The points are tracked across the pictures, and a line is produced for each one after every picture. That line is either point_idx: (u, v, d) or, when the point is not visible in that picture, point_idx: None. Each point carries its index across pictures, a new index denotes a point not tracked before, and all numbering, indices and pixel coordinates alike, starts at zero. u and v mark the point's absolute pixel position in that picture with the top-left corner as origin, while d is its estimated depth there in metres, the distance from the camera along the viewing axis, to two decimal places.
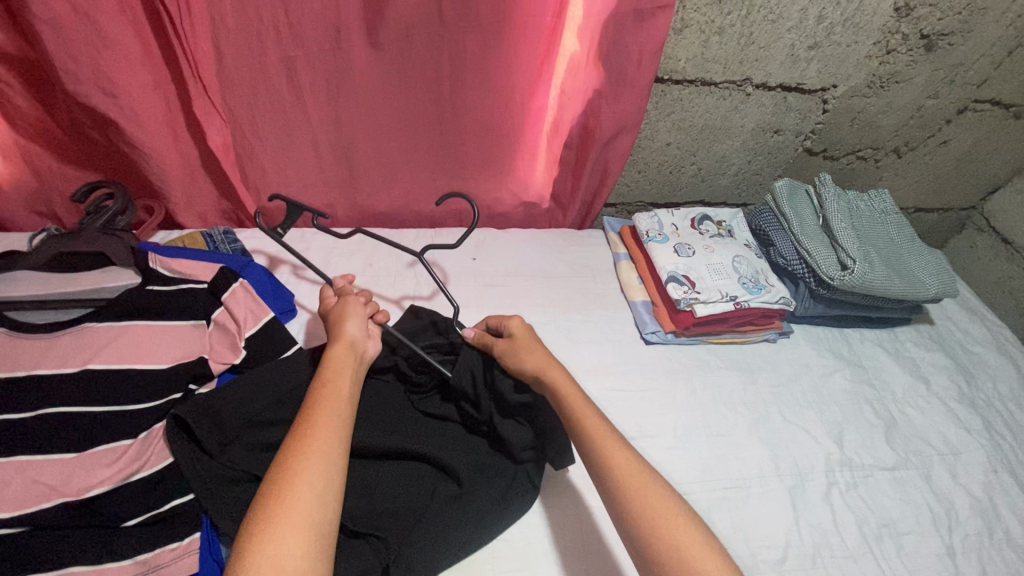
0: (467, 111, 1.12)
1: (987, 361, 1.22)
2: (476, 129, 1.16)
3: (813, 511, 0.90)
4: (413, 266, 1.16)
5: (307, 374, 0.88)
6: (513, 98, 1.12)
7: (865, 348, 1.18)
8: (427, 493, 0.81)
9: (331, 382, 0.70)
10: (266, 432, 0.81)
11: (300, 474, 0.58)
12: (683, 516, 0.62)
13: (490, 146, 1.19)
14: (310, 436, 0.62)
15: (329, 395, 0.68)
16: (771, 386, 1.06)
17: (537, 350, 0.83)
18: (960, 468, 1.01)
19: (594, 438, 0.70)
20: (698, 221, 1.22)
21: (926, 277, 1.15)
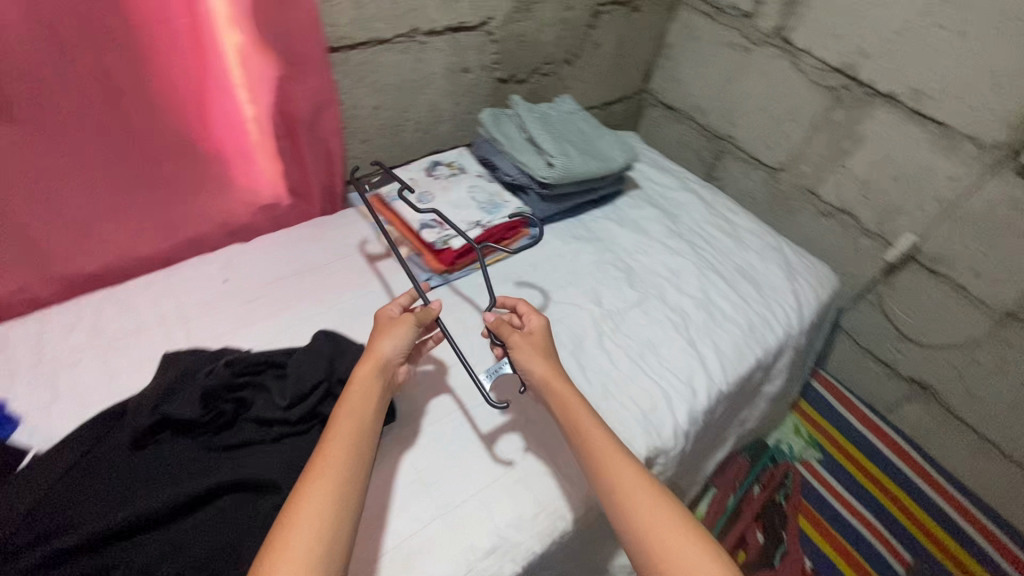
0: (149, 135, 1.02)
1: (681, 201, 1.57)
2: (167, 150, 1.06)
3: (594, 361, 1.09)
4: (160, 314, 1.06)
5: (54, 479, 0.77)
6: (194, 107, 1.05)
7: (598, 224, 1.43)
8: (250, 517, 0.77)
9: (338, 425, 0.76)
10: (21, 558, 0.69)
11: (298, 528, 0.64)
12: (683, 532, 0.71)
13: (194, 166, 1.10)
14: (312, 489, 0.68)
15: (337, 440, 0.74)
16: (537, 281, 1.24)
17: (549, 355, 0.92)
18: (681, 283, 1.31)
19: (603, 460, 0.79)
20: (431, 169, 1.32)
21: (615, 151, 1.42)
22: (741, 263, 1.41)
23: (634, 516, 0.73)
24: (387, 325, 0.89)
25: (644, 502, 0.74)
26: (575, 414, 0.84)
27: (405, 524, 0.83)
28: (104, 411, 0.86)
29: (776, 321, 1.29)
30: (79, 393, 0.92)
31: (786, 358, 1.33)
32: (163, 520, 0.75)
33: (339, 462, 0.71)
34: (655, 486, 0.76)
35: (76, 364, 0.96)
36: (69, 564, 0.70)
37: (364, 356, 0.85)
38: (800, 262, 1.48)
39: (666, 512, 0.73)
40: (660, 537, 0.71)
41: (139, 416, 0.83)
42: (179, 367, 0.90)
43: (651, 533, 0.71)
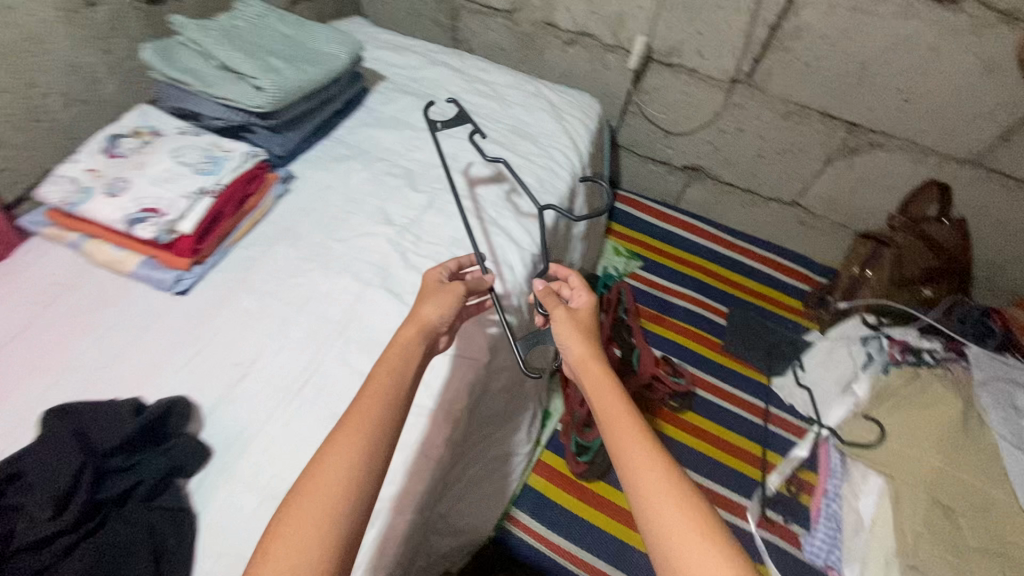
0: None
1: (432, 78, 1.46)
2: None
3: (406, 282, 1.03)
4: None
5: None
6: None
7: (355, 136, 1.28)
8: None
9: (352, 417, 0.66)
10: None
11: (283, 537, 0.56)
12: (702, 526, 0.62)
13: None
14: (320, 477, 0.60)
15: (349, 434, 0.64)
16: (315, 225, 1.10)
17: (591, 338, 0.89)
18: (463, 164, 1.24)
19: (626, 434, 0.73)
20: (111, 146, 1.01)
21: (331, 46, 1.21)
22: (511, 121, 1.38)
23: (659, 529, 0.63)
24: (433, 287, 0.85)
25: (670, 510, 0.63)
26: (607, 404, 0.78)
27: None
28: None
29: (559, 165, 1.31)
30: None
31: (581, 194, 1.38)
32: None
33: (346, 462, 0.62)
34: (688, 496, 0.65)
35: None
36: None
37: (406, 321, 0.81)
38: (560, 98, 1.48)
39: (696, 531, 0.62)
40: (686, 554, 0.60)
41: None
42: None
43: (679, 552, 0.61)
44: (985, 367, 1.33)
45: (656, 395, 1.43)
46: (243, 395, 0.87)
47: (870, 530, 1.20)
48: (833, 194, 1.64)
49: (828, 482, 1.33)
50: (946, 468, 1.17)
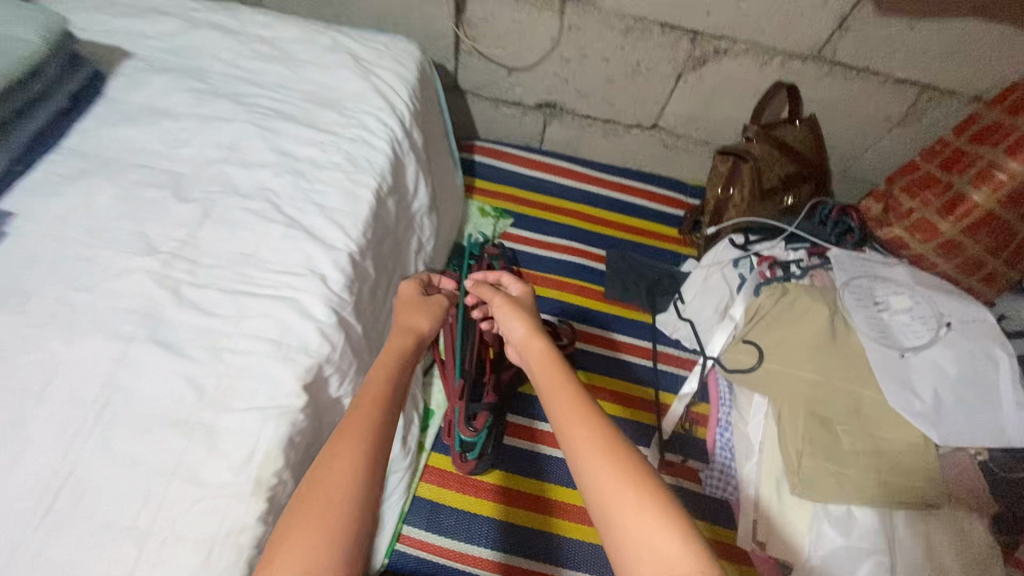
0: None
1: (195, 44, 1.15)
2: None
3: (184, 328, 0.82)
4: None
5: None
6: None
7: (95, 138, 0.99)
8: None
9: (337, 459, 0.61)
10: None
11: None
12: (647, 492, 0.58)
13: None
14: (329, 484, 0.58)
15: (330, 482, 0.59)
16: (45, 273, 0.83)
17: (532, 317, 0.91)
18: (246, 153, 1.01)
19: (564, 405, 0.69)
20: None
21: (14, 32, 0.90)
22: (308, 87, 1.13)
23: (589, 466, 0.61)
24: (411, 301, 0.93)
25: (597, 452, 0.62)
26: (545, 368, 0.78)
27: None
28: None
29: (374, 136, 1.10)
30: None
31: (411, 164, 1.17)
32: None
33: (340, 506, 0.57)
34: (618, 439, 0.64)
35: None
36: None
37: (393, 334, 0.86)
38: (367, 49, 1.23)
39: (621, 471, 0.60)
40: (611, 485, 0.59)
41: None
42: None
43: (605, 497, 0.58)
44: (847, 268, 1.34)
45: None
46: None
47: (759, 453, 1.21)
48: (690, 111, 1.54)
49: (719, 410, 1.32)
50: (818, 381, 1.18)
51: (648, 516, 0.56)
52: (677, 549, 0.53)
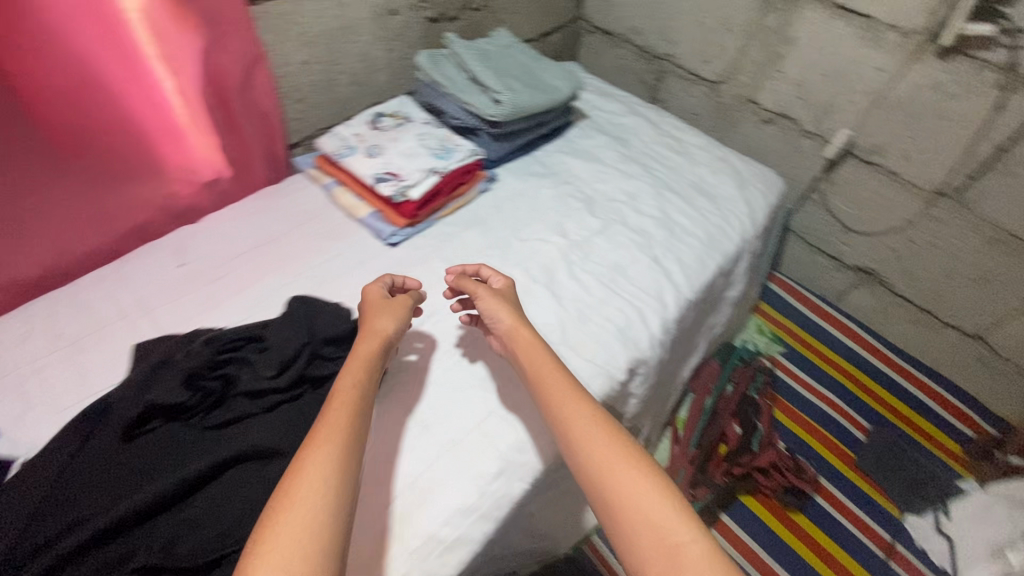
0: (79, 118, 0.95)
1: (629, 125, 1.58)
2: (102, 157, 1.01)
3: (567, 289, 1.12)
4: (99, 294, 0.99)
5: (50, 483, 0.76)
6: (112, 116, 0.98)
7: (553, 157, 1.44)
8: (259, 487, 0.79)
9: (321, 430, 0.72)
10: (39, 559, 0.69)
11: (276, 545, 0.60)
12: (653, 481, 0.73)
13: (136, 146, 1.04)
14: (315, 453, 0.69)
15: (322, 440, 0.71)
16: (502, 221, 1.25)
17: (516, 308, 0.97)
18: (640, 202, 1.33)
19: (568, 417, 0.82)
20: (375, 120, 1.26)
21: (557, 82, 1.38)
22: (694, 178, 1.45)
23: (598, 464, 0.75)
24: (375, 300, 0.93)
25: (609, 454, 0.76)
26: (542, 373, 0.87)
27: (417, 464, 0.86)
28: (97, 425, 0.83)
29: (732, 229, 1.35)
30: (53, 398, 0.86)
31: (744, 262, 1.39)
32: (164, 504, 0.76)
33: (325, 459, 0.68)
34: (616, 433, 0.79)
35: (38, 370, 0.89)
36: (87, 557, 0.71)
37: (360, 335, 0.88)
38: (746, 169, 1.52)
39: (622, 455, 0.76)
40: (620, 477, 0.74)
41: (122, 410, 0.81)
42: (157, 356, 0.88)
43: (617, 485, 0.73)
44: None
45: (772, 479, 1.38)
46: (415, 340, 1.02)
47: None
48: None
49: None
50: None
51: (653, 495, 0.72)
52: (678, 522, 0.69)
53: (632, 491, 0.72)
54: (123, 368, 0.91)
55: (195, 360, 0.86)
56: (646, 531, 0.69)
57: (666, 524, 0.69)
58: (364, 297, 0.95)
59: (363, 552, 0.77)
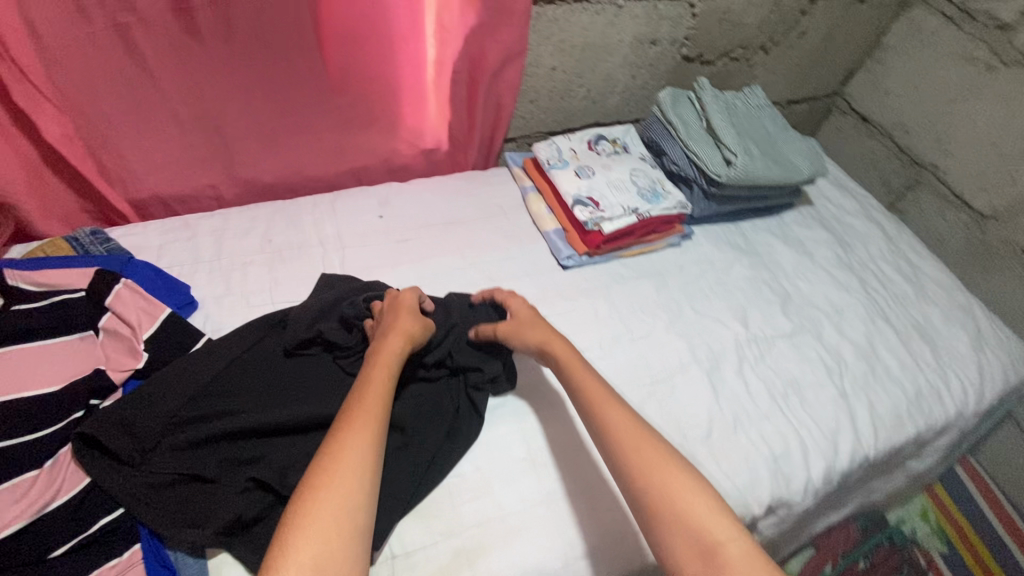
0: (355, 66, 1.06)
1: (859, 230, 1.37)
2: (356, 100, 1.12)
3: (728, 387, 1.00)
4: (308, 218, 1.10)
5: (221, 364, 0.85)
6: (378, 67, 1.08)
7: (759, 236, 1.29)
8: None
9: (353, 411, 0.70)
10: (190, 429, 0.78)
11: (306, 533, 0.58)
12: (691, 481, 0.67)
13: (384, 102, 1.13)
14: (349, 438, 0.66)
15: (352, 421, 0.68)
16: (681, 284, 1.15)
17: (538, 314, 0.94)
18: (844, 323, 1.14)
19: (595, 410, 0.76)
20: (594, 142, 1.23)
21: (799, 160, 1.24)
22: (919, 317, 1.21)
23: (624, 454, 0.70)
24: (407, 300, 0.89)
25: (642, 456, 0.70)
26: (573, 367, 0.83)
27: (514, 501, 0.82)
28: (270, 330, 0.92)
29: (948, 395, 1.10)
30: (245, 293, 0.97)
31: (947, 437, 1.13)
32: (294, 427, 0.81)
33: (354, 443, 0.66)
34: (640, 427, 0.73)
35: (243, 266, 1.01)
36: (223, 445, 0.78)
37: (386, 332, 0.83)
38: (991, 330, 1.23)
39: (645, 442, 0.71)
40: (650, 468, 0.68)
41: (296, 329, 0.89)
42: (336, 293, 0.95)
43: (652, 479, 0.67)
44: None
45: None
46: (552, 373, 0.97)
47: None
48: None
49: None
50: None
51: (686, 488, 0.66)
52: (715, 520, 0.63)
53: (659, 480, 0.67)
54: (304, 291, 0.99)
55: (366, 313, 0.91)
56: (674, 524, 0.64)
57: (696, 518, 0.64)
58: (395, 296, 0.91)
59: (438, 564, 0.75)
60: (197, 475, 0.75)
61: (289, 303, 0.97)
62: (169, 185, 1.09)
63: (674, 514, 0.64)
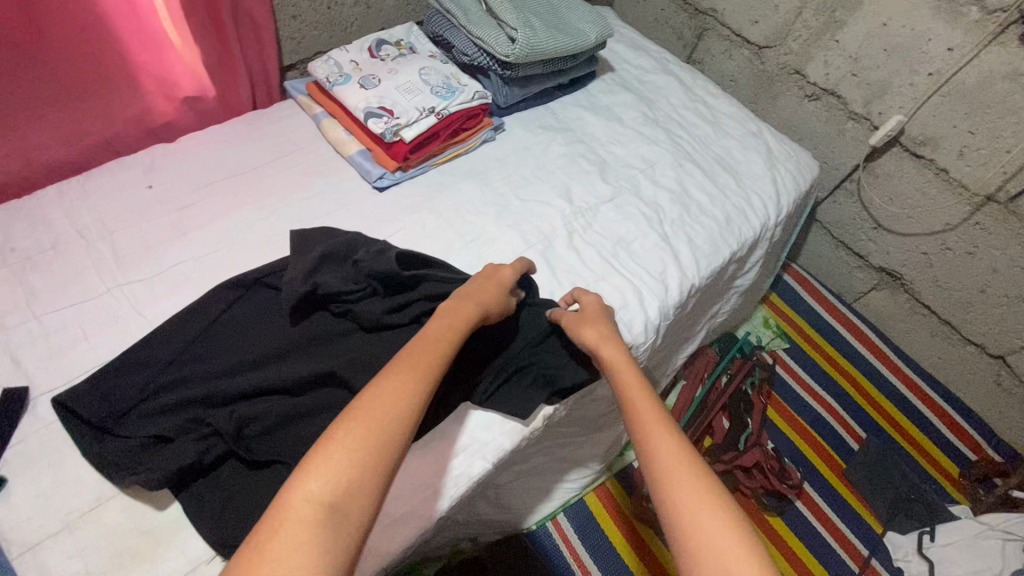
0: (49, 10, 0.85)
1: (659, 84, 1.43)
2: (66, 56, 0.91)
3: (564, 261, 1.03)
4: (57, 211, 0.92)
5: (201, 325, 0.83)
6: (76, 9, 0.87)
7: (569, 111, 1.30)
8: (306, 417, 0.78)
9: (415, 355, 0.68)
10: (165, 392, 0.76)
11: (345, 452, 0.56)
12: (713, 480, 0.58)
13: (107, 51, 0.94)
14: (408, 374, 0.65)
15: (416, 366, 0.67)
16: (502, 177, 1.14)
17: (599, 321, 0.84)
18: (657, 174, 1.21)
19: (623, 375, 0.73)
20: (375, 48, 1.13)
21: (585, 25, 1.23)
22: (720, 152, 1.31)
23: (659, 460, 0.60)
24: (497, 283, 0.85)
25: (668, 429, 0.64)
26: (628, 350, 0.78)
27: None
28: (246, 296, 0.87)
29: (754, 214, 1.23)
30: None
31: (761, 250, 1.28)
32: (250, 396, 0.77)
33: (411, 389, 0.63)
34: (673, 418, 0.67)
35: None
36: (190, 408, 0.75)
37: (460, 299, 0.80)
38: (779, 147, 1.38)
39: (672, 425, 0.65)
40: (676, 474, 0.58)
41: (293, 284, 0.83)
42: (342, 239, 0.91)
43: (670, 460, 0.59)
44: None
45: (758, 467, 1.32)
46: None
47: None
48: None
49: None
50: None
51: (714, 505, 0.55)
52: (736, 526, 0.53)
53: (675, 469, 0.59)
54: (73, 294, 0.84)
55: (381, 267, 0.86)
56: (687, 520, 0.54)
57: (710, 518, 0.54)
58: (493, 269, 0.88)
59: None
60: (167, 437, 0.72)
61: (58, 313, 0.82)
62: None
63: (690, 507, 0.55)
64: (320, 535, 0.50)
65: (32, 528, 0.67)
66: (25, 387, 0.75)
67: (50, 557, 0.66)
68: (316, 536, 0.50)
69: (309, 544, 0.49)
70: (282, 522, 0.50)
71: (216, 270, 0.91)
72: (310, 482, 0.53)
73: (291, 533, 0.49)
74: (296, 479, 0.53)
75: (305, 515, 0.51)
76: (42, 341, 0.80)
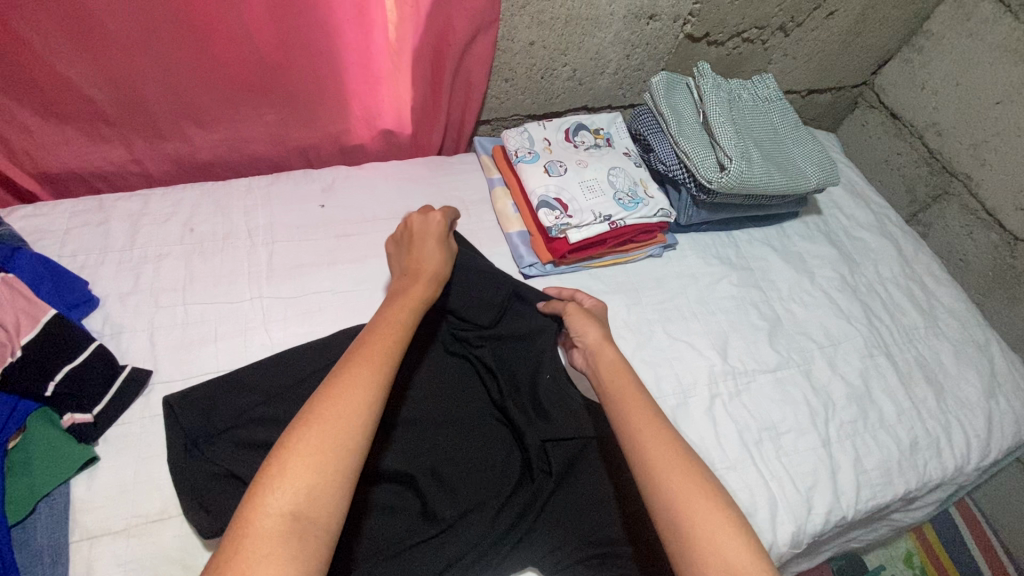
0: (300, 33, 0.91)
1: (871, 247, 1.21)
2: (300, 73, 0.97)
3: (696, 429, 0.88)
4: (240, 205, 0.98)
5: (315, 366, 0.81)
6: (323, 37, 0.92)
7: (754, 249, 1.14)
8: (388, 515, 0.72)
9: (372, 339, 0.63)
10: (259, 426, 0.75)
11: (303, 458, 0.52)
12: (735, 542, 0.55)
13: (334, 77, 0.98)
14: (363, 361, 0.60)
15: (370, 350, 0.61)
16: (656, 303, 1.02)
17: (606, 329, 0.81)
18: (839, 358, 1.01)
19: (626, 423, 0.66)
20: (573, 132, 1.07)
21: (807, 166, 1.08)
22: (926, 355, 1.06)
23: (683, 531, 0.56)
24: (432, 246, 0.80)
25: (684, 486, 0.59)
26: (613, 385, 0.71)
27: None
28: None
29: (949, 449, 0.97)
30: (153, 292, 0.86)
31: (942, 492, 1.01)
32: None
33: (367, 380, 0.58)
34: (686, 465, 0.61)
35: (157, 259, 0.90)
36: None
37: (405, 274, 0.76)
38: (1008, 371, 1.09)
39: (686, 478, 0.60)
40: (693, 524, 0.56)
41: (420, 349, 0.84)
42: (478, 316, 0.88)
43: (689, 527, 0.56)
44: None
45: None
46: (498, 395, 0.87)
47: None
48: None
49: None
50: None
51: (734, 551, 0.55)
52: None
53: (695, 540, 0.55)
54: (222, 292, 0.88)
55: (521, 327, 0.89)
56: None
57: None
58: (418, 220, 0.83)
59: None
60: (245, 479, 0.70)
61: (203, 307, 0.86)
62: (86, 161, 0.97)
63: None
64: (293, 546, 0.48)
65: (100, 518, 0.69)
66: (149, 372, 0.79)
67: (103, 556, 0.67)
68: (287, 546, 0.47)
69: (282, 554, 0.47)
70: (245, 539, 0.48)
71: (345, 312, 0.90)
72: (269, 495, 0.50)
73: (260, 547, 0.47)
74: (256, 494, 0.50)
75: (267, 529, 0.48)
76: (178, 330, 0.84)
